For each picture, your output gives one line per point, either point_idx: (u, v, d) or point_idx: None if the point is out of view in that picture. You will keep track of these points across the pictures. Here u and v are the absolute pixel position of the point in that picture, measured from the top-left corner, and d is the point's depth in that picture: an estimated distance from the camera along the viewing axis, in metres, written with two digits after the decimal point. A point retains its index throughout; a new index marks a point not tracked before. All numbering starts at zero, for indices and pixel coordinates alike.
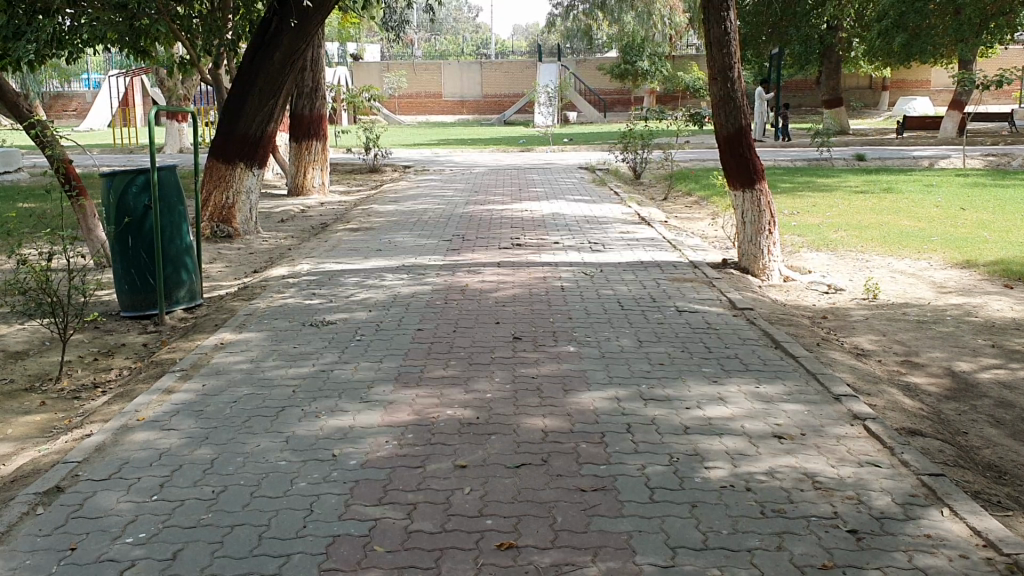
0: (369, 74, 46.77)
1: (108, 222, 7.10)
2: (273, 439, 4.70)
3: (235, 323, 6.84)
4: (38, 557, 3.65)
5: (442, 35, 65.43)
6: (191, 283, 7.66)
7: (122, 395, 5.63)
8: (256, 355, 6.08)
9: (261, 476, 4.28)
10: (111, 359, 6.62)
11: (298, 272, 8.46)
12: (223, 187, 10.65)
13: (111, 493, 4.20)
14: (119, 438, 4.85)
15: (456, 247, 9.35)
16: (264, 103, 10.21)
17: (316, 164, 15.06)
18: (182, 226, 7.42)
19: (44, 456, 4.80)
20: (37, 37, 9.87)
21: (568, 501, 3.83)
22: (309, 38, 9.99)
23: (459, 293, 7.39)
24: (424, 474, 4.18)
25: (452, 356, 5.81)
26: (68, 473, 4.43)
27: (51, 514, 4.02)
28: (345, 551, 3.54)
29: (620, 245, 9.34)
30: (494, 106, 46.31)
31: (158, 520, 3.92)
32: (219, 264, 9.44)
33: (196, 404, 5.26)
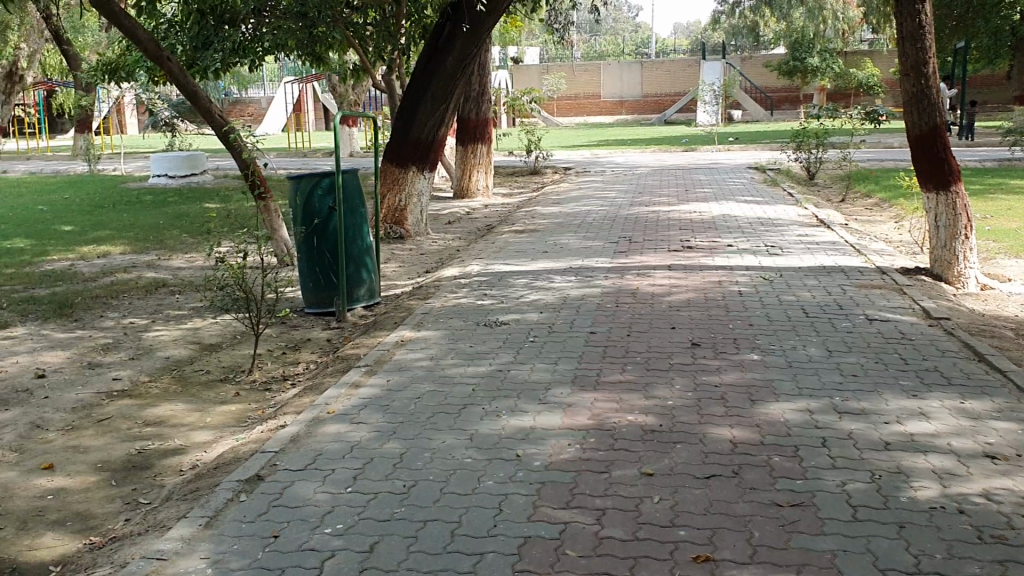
0: (529, 76, 47.17)
1: (297, 223, 7.44)
2: (457, 436, 4.77)
3: (412, 322, 7.00)
4: (244, 543, 3.87)
5: (601, 38, 65.41)
6: (371, 282, 7.91)
7: (312, 389, 5.91)
8: (436, 353, 6.20)
9: (449, 472, 4.35)
10: (299, 353, 7.01)
11: (469, 273, 8.58)
12: (396, 189, 10.97)
13: (308, 484, 4.37)
14: (311, 430, 5.04)
15: (625, 249, 9.25)
16: (436, 107, 10.41)
17: (481, 167, 15.30)
18: (363, 228, 7.66)
19: (245, 446, 5.11)
20: (223, 47, 11.04)
21: (764, 517, 3.69)
22: (482, 42, 10.13)
23: (630, 296, 7.31)
24: (611, 480, 4.12)
25: (630, 360, 5.73)
26: (267, 462, 4.65)
27: (254, 502, 4.24)
28: (537, 552, 3.56)
29: (799, 248, 9.02)
30: (654, 106, 45.76)
31: (353, 512, 4.05)
32: (392, 264, 9.72)
33: (382, 399, 5.40)
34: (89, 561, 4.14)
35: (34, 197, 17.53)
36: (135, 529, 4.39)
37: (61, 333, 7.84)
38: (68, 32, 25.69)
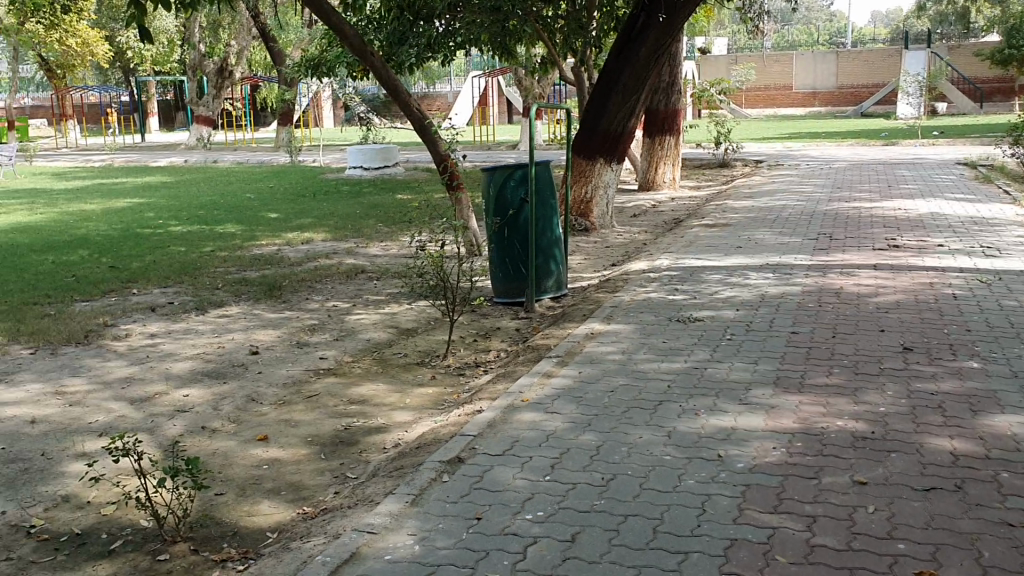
0: (717, 67, 46.24)
1: (489, 214, 7.58)
2: (655, 432, 4.73)
3: (603, 315, 7.00)
4: (449, 522, 3.98)
5: (793, 27, 63.20)
6: (559, 273, 7.96)
7: (506, 377, 6.02)
8: (629, 347, 6.18)
9: (648, 468, 4.32)
10: (490, 341, 7.17)
11: (660, 267, 8.49)
12: (583, 182, 11.02)
13: (507, 469, 4.46)
14: (507, 416, 5.13)
15: (824, 246, 8.90)
16: (627, 99, 10.37)
17: (668, 160, 15.17)
18: (552, 219, 7.72)
19: (444, 429, 5.27)
20: (417, 42, 11.50)
21: (993, 536, 3.46)
22: (676, 32, 9.99)
23: (833, 296, 7.01)
24: (820, 487, 3.98)
25: (836, 363, 5.51)
26: (467, 446, 4.77)
27: (456, 483, 4.36)
28: (745, 556, 3.47)
29: (1020, 250, 8.39)
30: (850, 98, 43.69)
31: (554, 501, 4.09)
32: (580, 256, 9.77)
33: (576, 390, 5.43)
34: (303, 529, 4.38)
35: (243, 186, 18.74)
36: (344, 502, 4.61)
37: (271, 313, 8.36)
38: (273, 30, 27.28)
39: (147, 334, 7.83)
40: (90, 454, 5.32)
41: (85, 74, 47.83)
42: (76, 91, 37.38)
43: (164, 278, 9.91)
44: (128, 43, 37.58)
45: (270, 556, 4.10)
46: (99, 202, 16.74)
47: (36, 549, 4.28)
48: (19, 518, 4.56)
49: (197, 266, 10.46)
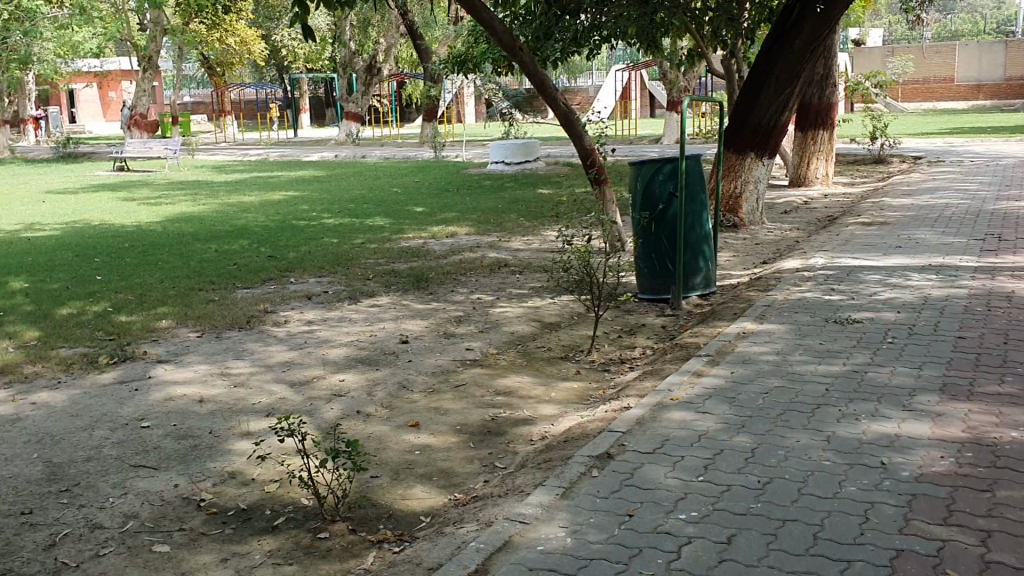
0: (871, 59, 44.44)
1: (637, 210, 7.55)
2: (812, 436, 4.60)
3: (755, 313, 6.85)
4: (601, 517, 4.00)
5: (955, 16, 60.00)
6: (707, 270, 7.83)
7: (653, 374, 5.99)
8: (783, 348, 6.03)
9: (806, 473, 4.21)
10: (635, 338, 7.15)
11: (813, 266, 8.25)
12: (732, 177, 10.82)
13: (658, 468, 4.43)
14: (657, 414, 5.10)
15: (992, 247, 8.44)
16: (780, 93, 10.10)
17: (821, 155, 14.72)
18: (702, 215, 7.61)
19: (592, 425, 5.28)
20: (562, 37, 11.70)
21: None
22: (833, 22, 9.68)
23: (1004, 301, 6.64)
24: (994, 501, 3.78)
25: (1008, 372, 5.22)
26: (616, 442, 4.77)
27: (606, 479, 4.37)
28: (913, 569, 3.34)
29: None
30: (1018, 91, 41.26)
31: (707, 501, 4.04)
32: (728, 253, 9.60)
33: (728, 390, 5.34)
34: (456, 516, 4.48)
35: (390, 180, 19.28)
36: (495, 490, 4.69)
37: (419, 304, 8.58)
38: (420, 27, 27.93)
39: (303, 321, 8.16)
40: (253, 433, 5.59)
41: (244, 72, 50.26)
42: (235, 88, 39.32)
43: (319, 268, 10.32)
44: (283, 42, 39.26)
45: (424, 540, 4.21)
46: (257, 195, 17.57)
47: (207, 521, 4.53)
48: (191, 491, 4.84)
49: (349, 257, 10.84)
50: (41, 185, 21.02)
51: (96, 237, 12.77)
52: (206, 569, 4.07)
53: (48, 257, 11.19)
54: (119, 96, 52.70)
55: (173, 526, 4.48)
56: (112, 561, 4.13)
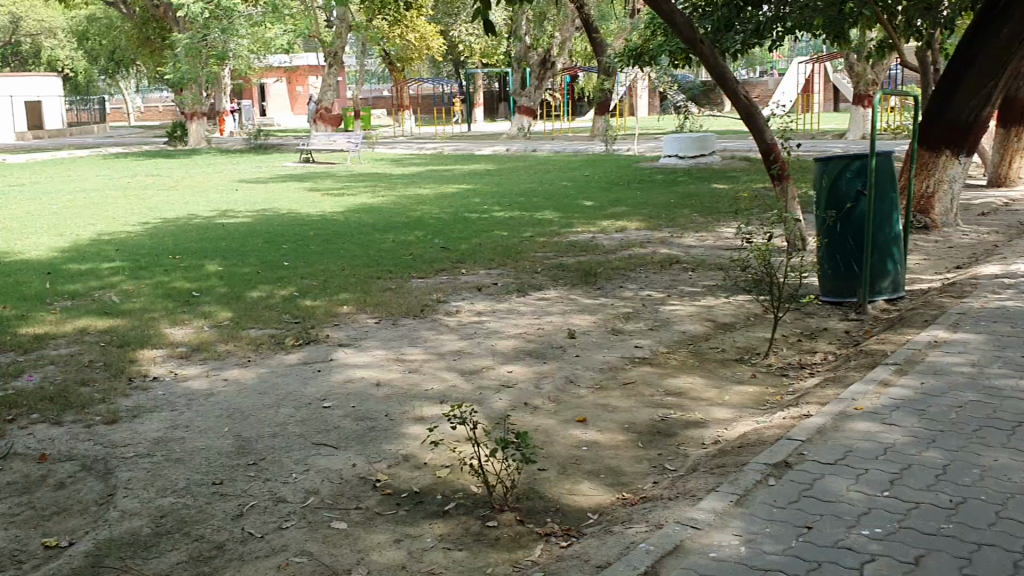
0: None
1: (821, 208, 7.26)
2: (1012, 457, 4.29)
3: (949, 321, 6.45)
4: (777, 527, 3.86)
5: None
6: (895, 273, 7.43)
7: (835, 381, 5.74)
8: (980, 359, 5.64)
9: (1006, 496, 3.93)
10: (815, 342, 6.89)
11: (1015, 273, 7.68)
12: (924, 176, 10.29)
13: (840, 480, 4.24)
14: (839, 424, 4.87)
15: None
16: (982, 87, 9.48)
17: None
18: (892, 215, 7.23)
19: (768, 431, 5.11)
20: (743, 29, 11.63)
21: None
22: None
23: None
24: None
25: None
26: (794, 450, 4.59)
27: (783, 488, 4.22)
28: None
29: None
30: None
31: (894, 518, 3.84)
32: (917, 256, 9.08)
33: (918, 402, 5.05)
34: (625, 515, 4.44)
35: (562, 174, 19.37)
36: (665, 492, 4.62)
37: (589, 299, 8.57)
38: (596, 21, 27.87)
39: (475, 311, 8.31)
40: (426, 419, 5.74)
41: (423, 66, 51.80)
42: (414, 82, 40.56)
43: (490, 260, 10.48)
44: (460, 36, 40.14)
45: (592, 537, 4.20)
46: (432, 187, 18.07)
47: (381, 501, 4.69)
48: (367, 471, 5.02)
49: (520, 250, 10.96)
50: (235, 174, 22.44)
51: (283, 225, 13.49)
52: (380, 548, 4.21)
53: (240, 243, 11.91)
54: (307, 90, 55.43)
55: (351, 504, 4.66)
56: (294, 534, 4.34)
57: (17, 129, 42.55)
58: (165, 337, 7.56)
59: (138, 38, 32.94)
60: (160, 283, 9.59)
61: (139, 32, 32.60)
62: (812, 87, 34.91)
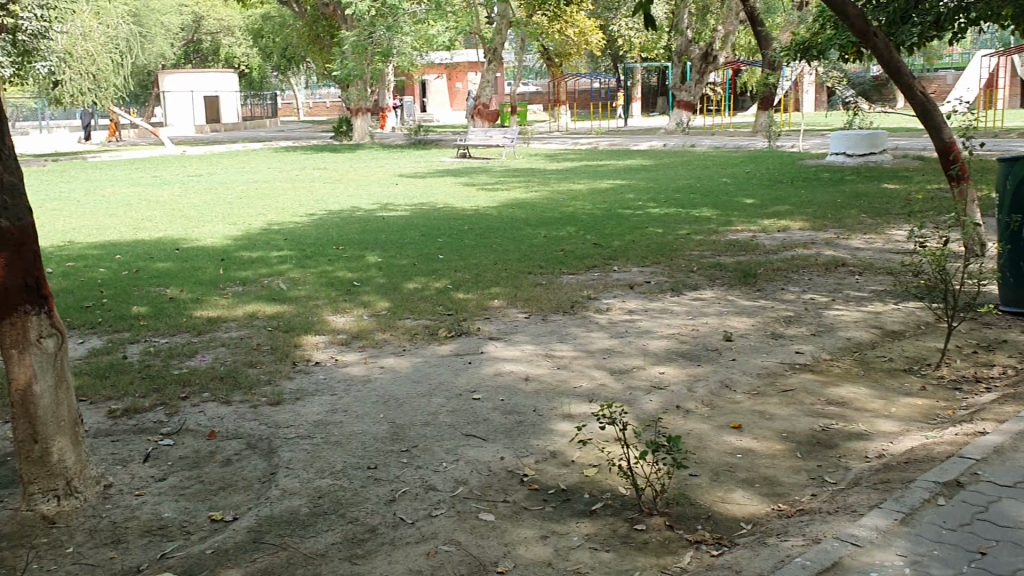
0: None
1: (1004, 213, 6.77)
2: None
3: None
4: (946, 550, 3.63)
5: None
6: None
7: (1014, 399, 5.34)
8: None
9: None
10: (993, 355, 6.44)
11: None
12: None
13: (1018, 504, 3.94)
14: (1019, 444, 4.53)
15: None
16: None
17: None
18: None
19: (938, 447, 4.82)
20: (922, 21, 11.14)
21: None
22: None
23: None
24: None
25: None
26: (967, 469, 4.30)
27: (954, 509, 3.96)
28: None
29: None
30: None
31: None
32: None
33: None
34: (779, 527, 4.26)
35: (720, 171, 18.93)
36: (824, 506, 4.41)
37: (746, 301, 8.32)
38: (762, 14, 27.06)
39: (626, 309, 8.22)
40: (575, 417, 5.70)
41: (581, 62, 51.81)
42: (571, 77, 40.61)
43: (644, 258, 10.35)
44: (620, 31, 39.86)
45: (744, 547, 4.05)
46: (586, 183, 18.02)
47: (528, 496, 4.69)
48: (515, 465, 5.03)
49: (674, 248, 10.76)
50: (396, 168, 23.10)
51: (441, 218, 13.77)
52: (527, 543, 4.21)
53: (399, 235, 12.24)
54: (467, 86, 56.45)
55: (498, 497, 4.67)
56: (443, 523, 4.40)
57: (197, 124, 45.38)
58: (326, 324, 7.84)
59: (308, 37, 34.43)
60: (323, 272, 9.96)
61: (310, 30, 34.06)
62: (997, 80, 32.61)
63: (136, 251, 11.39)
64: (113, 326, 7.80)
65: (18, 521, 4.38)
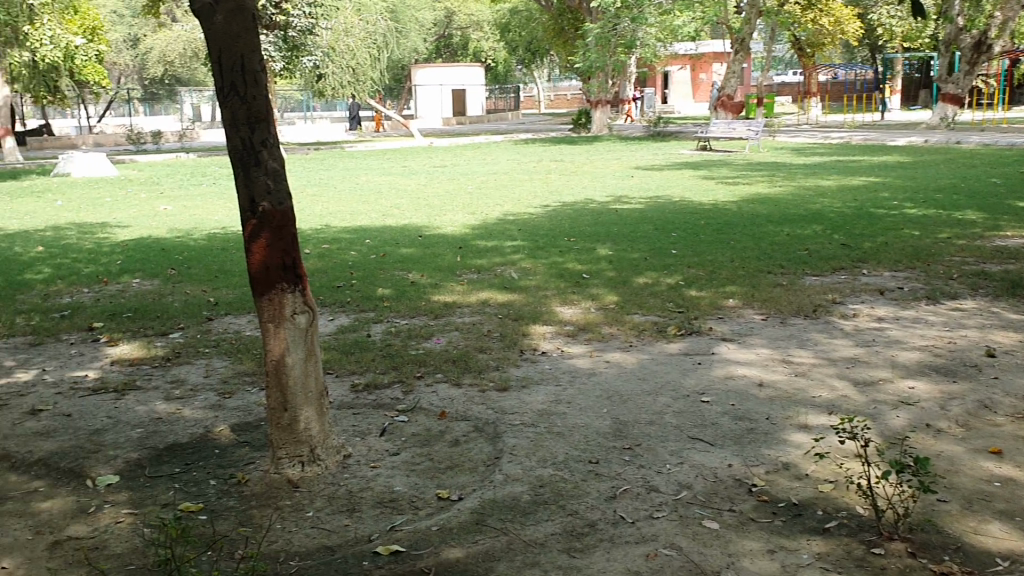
0: None
1: None
2: None
3: None
4: None
5: None
6: None
7: None
8: None
9: None
10: None
11: None
12: None
13: None
14: None
15: None
16: None
17: None
18: None
19: None
20: None
21: None
22: None
23: None
24: None
25: None
26: None
27: None
28: None
29: None
30: None
31: None
32: None
33: None
34: None
35: (989, 169, 17.31)
36: None
37: (1014, 314, 7.51)
38: None
39: (873, 317, 7.67)
40: (811, 428, 5.37)
41: (835, 52, 49.18)
42: (823, 69, 38.63)
43: (896, 261, 9.63)
44: (880, 19, 37.43)
45: None
46: (834, 179, 17.06)
47: (756, 507, 4.45)
48: (744, 474, 4.80)
49: (932, 253, 9.93)
50: (634, 161, 22.98)
51: (676, 212, 13.52)
52: (752, 556, 3.99)
53: (633, 228, 12.14)
54: (711, 78, 55.22)
55: (723, 505, 4.47)
56: (664, 526, 4.26)
57: (446, 115, 47.46)
58: (555, 315, 7.89)
59: (554, 30, 34.96)
60: (555, 263, 10.04)
61: (556, 23, 34.58)
62: None
63: (381, 236, 12.01)
64: (357, 306, 8.24)
65: (267, 482, 4.71)
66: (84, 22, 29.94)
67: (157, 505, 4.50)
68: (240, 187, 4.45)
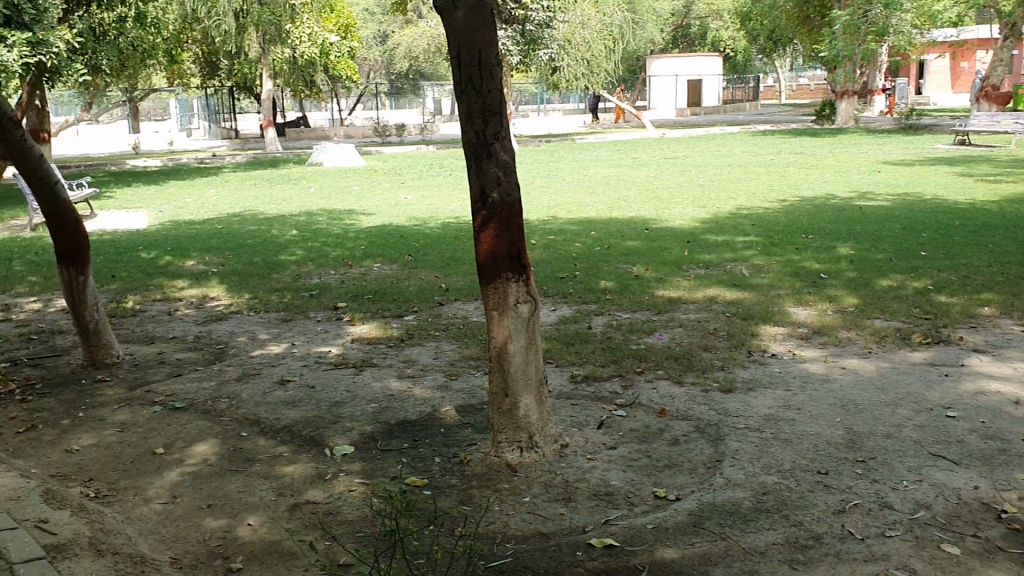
0: None
1: None
2: None
3: None
4: None
5: None
6: None
7: None
8: None
9: None
10: None
11: None
12: None
13: None
14: None
15: None
16: None
17: None
18: None
19: None
20: None
21: None
22: None
23: None
24: None
25: None
26: None
27: None
28: None
29: None
30: None
31: None
32: None
33: None
34: None
35: None
36: None
37: None
38: None
39: None
40: None
41: None
42: None
43: None
44: None
45: None
46: None
47: (1006, 536, 4.04)
48: (993, 498, 4.37)
49: None
50: (880, 155, 21.63)
51: (927, 210, 12.59)
52: None
53: (877, 227, 11.42)
54: (973, 66, 51.00)
55: (967, 530, 4.09)
56: (897, 546, 3.96)
57: (680, 107, 46.83)
58: (787, 315, 7.55)
59: (798, 17, 33.53)
60: (789, 261, 9.62)
61: (800, 10, 33.15)
62: None
63: (609, 228, 12.01)
64: (581, 297, 8.28)
65: (487, 464, 4.83)
66: (340, 20, 32.11)
67: (385, 477, 4.72)
68: (472, 179, 4.57)
